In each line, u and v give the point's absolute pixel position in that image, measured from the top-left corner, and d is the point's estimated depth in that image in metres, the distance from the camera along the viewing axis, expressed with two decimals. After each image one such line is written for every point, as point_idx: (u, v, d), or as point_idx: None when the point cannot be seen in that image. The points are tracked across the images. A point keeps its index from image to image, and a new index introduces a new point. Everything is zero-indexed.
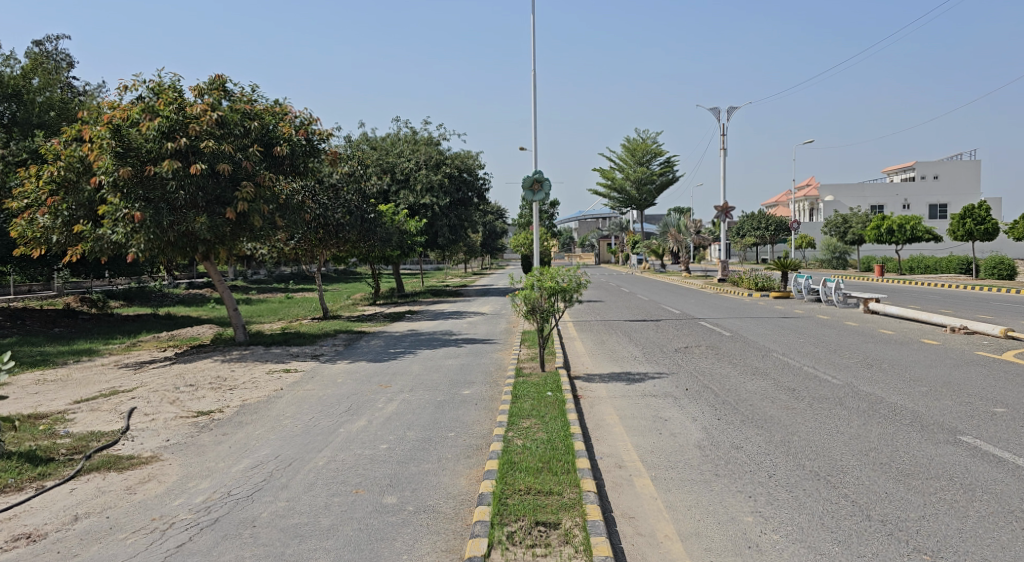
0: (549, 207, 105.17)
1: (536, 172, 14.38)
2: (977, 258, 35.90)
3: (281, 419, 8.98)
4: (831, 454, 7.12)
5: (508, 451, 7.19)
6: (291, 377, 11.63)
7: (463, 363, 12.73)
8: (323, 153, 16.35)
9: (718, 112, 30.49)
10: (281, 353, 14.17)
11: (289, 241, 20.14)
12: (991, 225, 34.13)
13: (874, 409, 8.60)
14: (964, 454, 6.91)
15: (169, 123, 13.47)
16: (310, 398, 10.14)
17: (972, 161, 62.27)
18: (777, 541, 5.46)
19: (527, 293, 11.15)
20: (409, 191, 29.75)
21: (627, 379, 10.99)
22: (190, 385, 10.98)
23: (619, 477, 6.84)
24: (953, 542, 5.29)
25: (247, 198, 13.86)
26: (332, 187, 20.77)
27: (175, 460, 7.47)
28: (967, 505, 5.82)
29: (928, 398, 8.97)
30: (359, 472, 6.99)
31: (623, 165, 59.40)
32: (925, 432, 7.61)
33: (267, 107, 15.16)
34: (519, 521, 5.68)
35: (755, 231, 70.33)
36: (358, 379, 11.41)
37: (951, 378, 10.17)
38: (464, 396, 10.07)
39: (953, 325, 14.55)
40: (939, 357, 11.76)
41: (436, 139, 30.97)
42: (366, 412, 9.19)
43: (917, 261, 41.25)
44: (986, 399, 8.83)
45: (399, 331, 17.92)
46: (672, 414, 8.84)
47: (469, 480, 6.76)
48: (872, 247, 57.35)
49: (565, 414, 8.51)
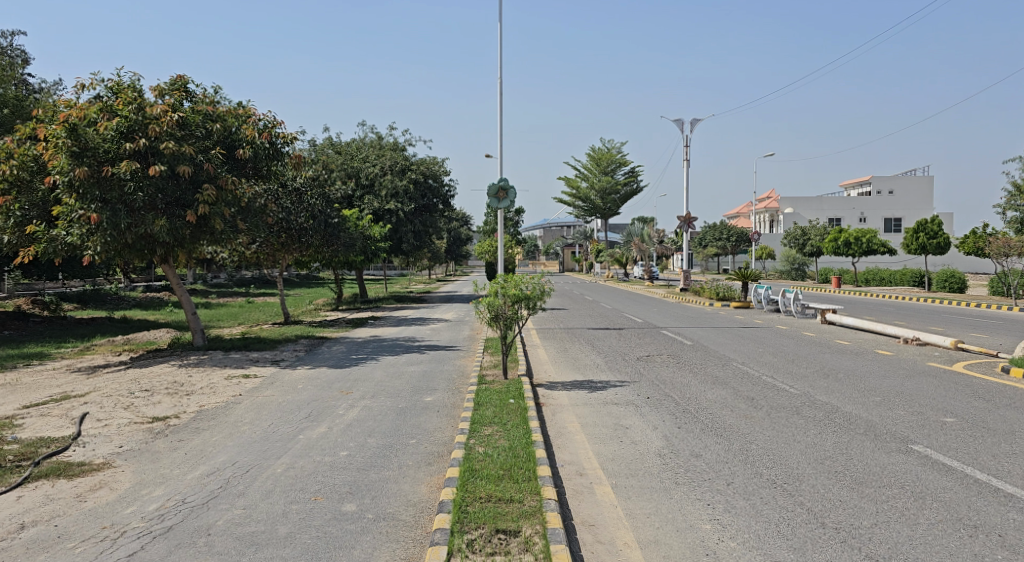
0: (515, 215, 105.38)
1: (501, 180, 14.39)
2: (929, 272, 36.93)
3: (239, 426, 8.84)
4: (787, 462, 7.26)
5: (469, 458, 7.18)
6: (250, 383, 11.45)
7: (425, 370, 12.63)
8: (286, 156, 16.18)
9: (682, 124, 31.09)
10: (240, 358, 13.99)
11: (251, 246, 19.88)
12: (943, 239, 35.02)
13: (829, 418, 8.78)
14: (914, 463, 7.08)
15: (128, 123, 13.27)
16: (269, 404, 9.99)
17: (926, 178, 64.04)
18: (734, 549, 5.52)
19: (490, 300, 11.11)
20: (374, 197, 29.56)
21: (589, 387, 11.01)
22: (145, 390, 10.75)
23: (581, 484, 6.87)
24: (904, 549, 5.40)
25: (208, 201, 13.68)
26: (296, 191, 20.54)
27: (127, 467, 7.29)
28: (918, 513, 5.95)
29: (881, 408, 9.17)
30: (318, 479, 6.90)
31: (588, 175, 59.94)
32: (879, 441, 7.79)
33: (230, 110, 14.97)
34: (479, 528, 5.67)
35: (716, 241, 71.36)
36: (319, 385, 11.29)
37: (904, 388, 10.39)
38: (426, 403, 10.01)
39: (906, 336, 14.87)
40: (892, 368, 12.02)
41: (401, 145, 30.93)
42: (326, 419, 9.08)
43: (874, 273, 42.26)
44: (936, 409, 9.07)
45: (362, 336, 17.80)
46: (633, 421, 8.93)
47: (429, 487, 6.72)
48: (830, 260, 59.20)
49: (527, 422, 8.52)
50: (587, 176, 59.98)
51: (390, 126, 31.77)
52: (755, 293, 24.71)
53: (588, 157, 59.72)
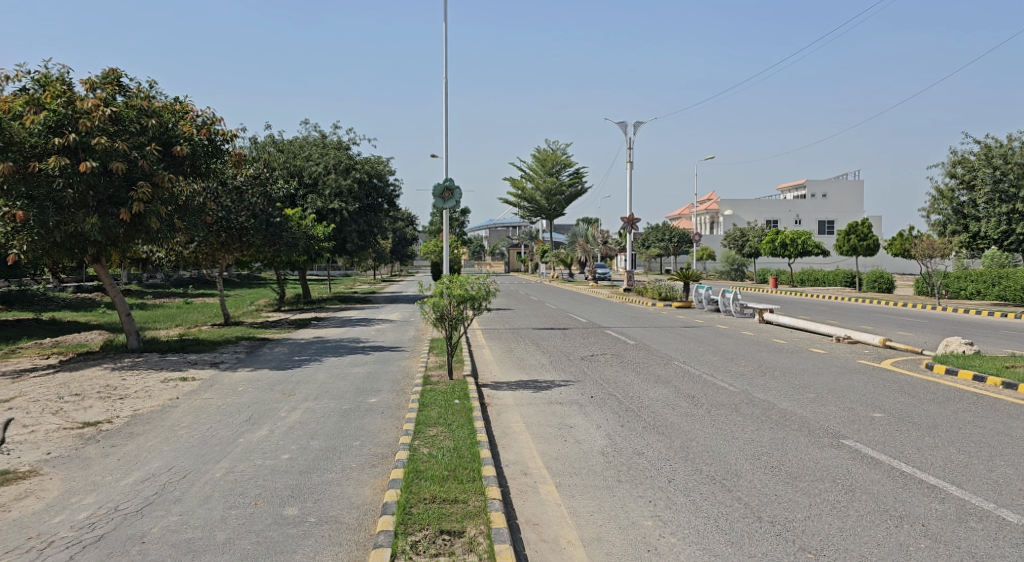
0: (461, 215, 105.16)
1: (447, 180, 14.34)
2: (860, 274, 38.24)
3: (176, 430, 8.61)
4: (726, 458, 7.43)
5: (413, 459, 7.14)
6: (187, 386, 11.16)
7: (370, 371, 12.52)
8: (226, 153, 15.85)
9: (625, 126, 31.52)
10: (177, 360, 13.62)
11: (188, 246, 19.37)
12: (872, 241, 36.30)
13: (765, 415, 9.02)
14: (846, 457, 7.33)
15: (57, 117, 12.77)
16: (207, 407, 9.76)
17: (856, 182, 66.50)
18: (674, 544, 5.62)
19: (436, 301, 11.07)
20: (317, 196, 29.10)
21: (534, 387, 11.06)
22: (75, 395, 10.38)
23: (525, 484, 6.90)
24: (835, 540, 5.58)
25: (143, 199, 13.24)
26: (236, 189, 20.08)
27: (55, 475, 7.02)
28: (848, 505, 6.16)
29: (814, 404, 9.46)
30: (258, 483, 6.77)
31: (533, 176, 60.20)
32: (812, 436, 8.03)
33: (166, 105, 14.55)
34: (423, 530, 5.65)
35: (659, 242, 72.44)
36: (260, 388, 11.09)
37: (836, 385, 10.74)
38: (370, 405, 9.92)
39: (838, 335, 15.37)
40: (825, 365, 12.41)
41: (345, 144, 30.51)
42: (267, 422, 8.92)
43: (808, 274, 43.52)
44: (866, 404, 9.40)
45: (305, 338, 17.54)
46: (577, 421, 9.01)
47: (373, 489, 6.67)
48: (768, 261, 60.72)
49: (472, 422, 8.52)
50: (532, 177, 60.24)
51: (334, 124, 31.34)
52: (695, 292, 25.21)
53: (533, 158, 59.99)
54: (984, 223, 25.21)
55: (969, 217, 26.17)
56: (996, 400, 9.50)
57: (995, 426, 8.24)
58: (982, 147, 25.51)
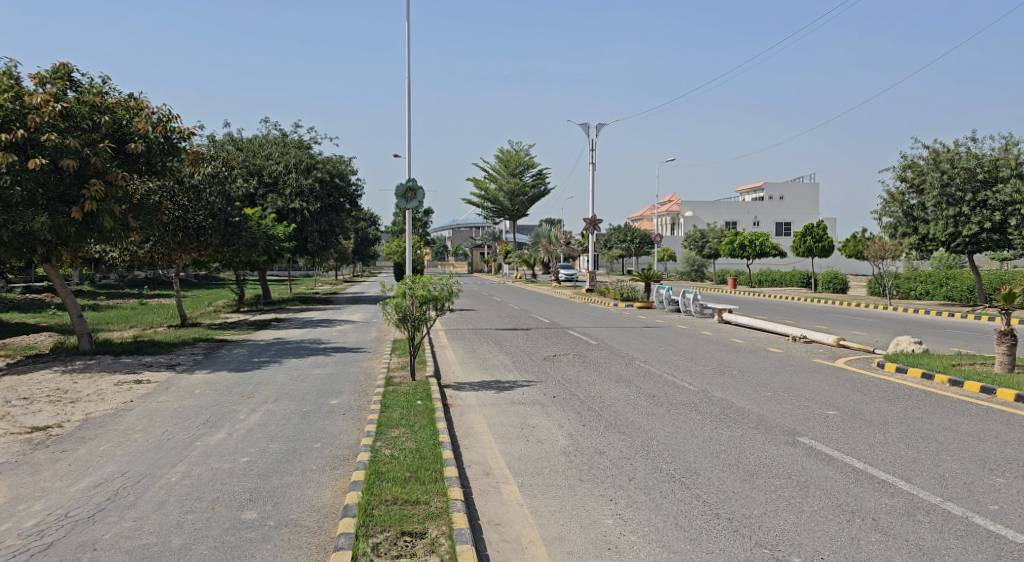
0: (424, 215, 104.73)
1: (409, 180, 14.28)
2: (816, 274, 39.02)
3: (130, 434, 8.44)
4: (685, 456, 7.54)
5: (375, 461, 7.11)
6: (142, 389, 10.95)
7: (330, 373, 12.42)
8: (183, 151, 15.57)
9: (587, 128, 31.73)
10: (131, 362, 13.35)
11: (143, 245, 18.99)
12: (828, 243, 37.07)
13: (724, 413, 9.17)
14: (801, 454, 7.49)
15: (4, 113, 12.41)
16: (163, 410, 9.59)
17: (812, 185, 67.87)
18: (635, 542, 5.69)
19: (398, 301, 11.02)
20: (277, 195, 28.74)
21: (496, 388, 11.09)
22: (24, 399, 10.11)
23: (487, 484, 6.92)
24: (790, 535, 5.70)
25: (95, 197, 12.94)
26: (193, 188, 19.66)
27: (3, 481, 6.84)
28: (802, 500, 6.30)
29: (771, 403, 9.64)
30: (216, 487, 6.68)
31: (496, 176, 60.24)
32: (768, 434, 8.19)
33: (119, 101, 14.25)
34: (385, 531, 5.63)
35: (621, 243, 73.02)
36: (217, 390, 10.92)
37: (792, 383, 10.96)
38: (331, 406, 9.84)
39: (794, 334, 15.67)
40: (782, 364, 12.65)
41: (306, 142, 30.21)
42: (226, 425, 8.80)
43: (766, 275, 44.26)
44: (821, 402, 9.61)
45: (264, 339, 17.32)
46: (539, 421, 9.05)
47: (334, 492, 6.63)
48: (727, 262, 61.58)
49: (435, 423, 8.51)
50: (495, 177, 60.27)
51: (295, 123, 31.02)
52: (656, 292, 25.48)
53: (496, 159, 60.04)
54: (933, 225, 25.90)
55: (918, 220, 26.83)
56: (943, 397, 9.79)
57: (943, 422, 8.49)
58: (932, 152, 26.22)
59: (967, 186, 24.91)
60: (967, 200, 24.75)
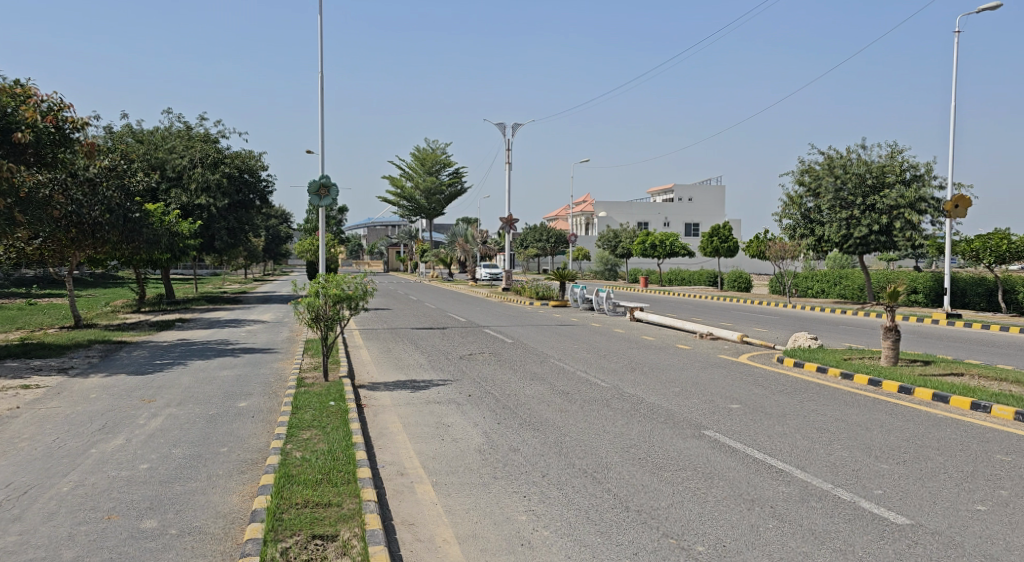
0: (338, 214, 102.88)
1: (322, 177, 14.01)
2: (722, 274, 40.41)
3: (15, 443, 7.94)
4: (597, 451, 7.68)
5: (286, 464, 6.93)
6: (30, 394, 10.32)
7: (238, 375, 12.04)
8: (76, 143, 14.75)
9: (503, 127, 31.88)
10: (18, 367, 12.53)
11: (32, 241, 17.91)
12: (733, 244, 38.46)
13: (634, 409, 9.39)
14: (706, 446, 7.76)
15: None
16: (55, 417, 9.08)
17: (718, 188, 70.32)
18: (547, 537, 5.75)
19: (311, 301, 10.77)
20: (181, 190, 27.69)
21: (411, 387, 11.00)
22: None
23: (401, 484, 6.86)
24: (694, 525, 5.89)
25: None
26: (88, 181, 18.72)
27: None
28: (707, 491, 6.53)
29: (679, 398, 9.94)
30: (113, 496, 6.37)
31: (412, 175, 59.79)
32: (676, 428, 8.44)
33: (4, 88, 13.35)
34: (294, 536, 5.50)
35: (537, 243, 73.70)
36: (115, 394, 10.42)
37: (699, 379, 11.32)
38: (239, 409, 9.54)
39: (701, 332, 16.19)
40: (690, 361, 13.04)
41: (213, 136, 29.11)
42: (124, 431, 8.40)
43: (675, 274, 45.55)
44: (725, 397, 9.97)
45: (168, 340, 16.63)
46: (453, 420, 9.03)
47: (241, 497, 6.43)
48: (638, 262, 62.97)
49: (347, 424, 8.37)
50: (411, 175, 59.86)
51: (201, 116, 29.77)
52: (570, 291, 25.85)
53: (412, 157, 59.64)
54: (828, 227, 27.22)
55: (814, 222, 28.12)
56: (837, 390, 10.31)
57: (835, 413, 8.94)
58: (826, 157, 27.59)
59: (858, 190, 26.38)
60: (858, 204, 26.19)
